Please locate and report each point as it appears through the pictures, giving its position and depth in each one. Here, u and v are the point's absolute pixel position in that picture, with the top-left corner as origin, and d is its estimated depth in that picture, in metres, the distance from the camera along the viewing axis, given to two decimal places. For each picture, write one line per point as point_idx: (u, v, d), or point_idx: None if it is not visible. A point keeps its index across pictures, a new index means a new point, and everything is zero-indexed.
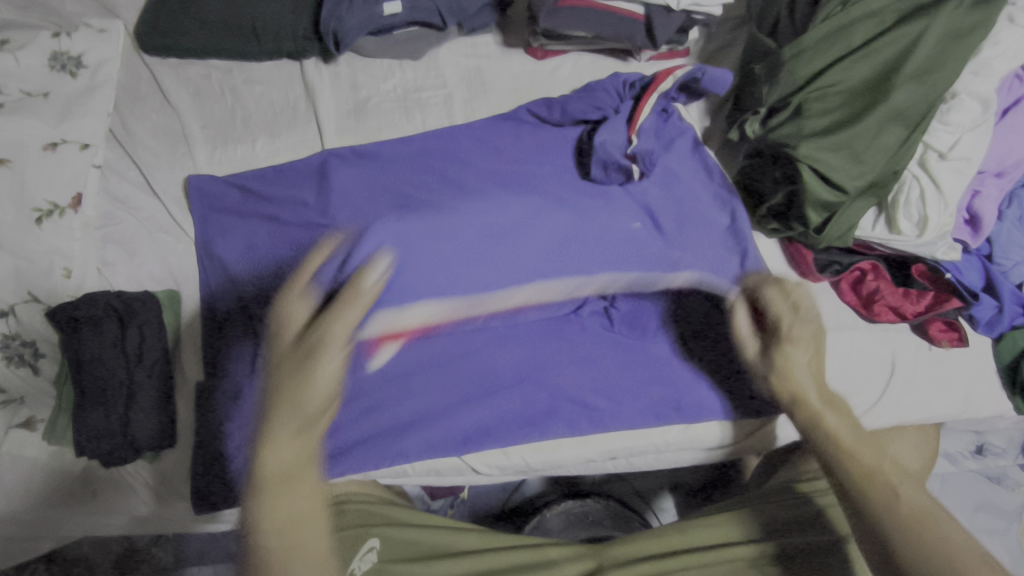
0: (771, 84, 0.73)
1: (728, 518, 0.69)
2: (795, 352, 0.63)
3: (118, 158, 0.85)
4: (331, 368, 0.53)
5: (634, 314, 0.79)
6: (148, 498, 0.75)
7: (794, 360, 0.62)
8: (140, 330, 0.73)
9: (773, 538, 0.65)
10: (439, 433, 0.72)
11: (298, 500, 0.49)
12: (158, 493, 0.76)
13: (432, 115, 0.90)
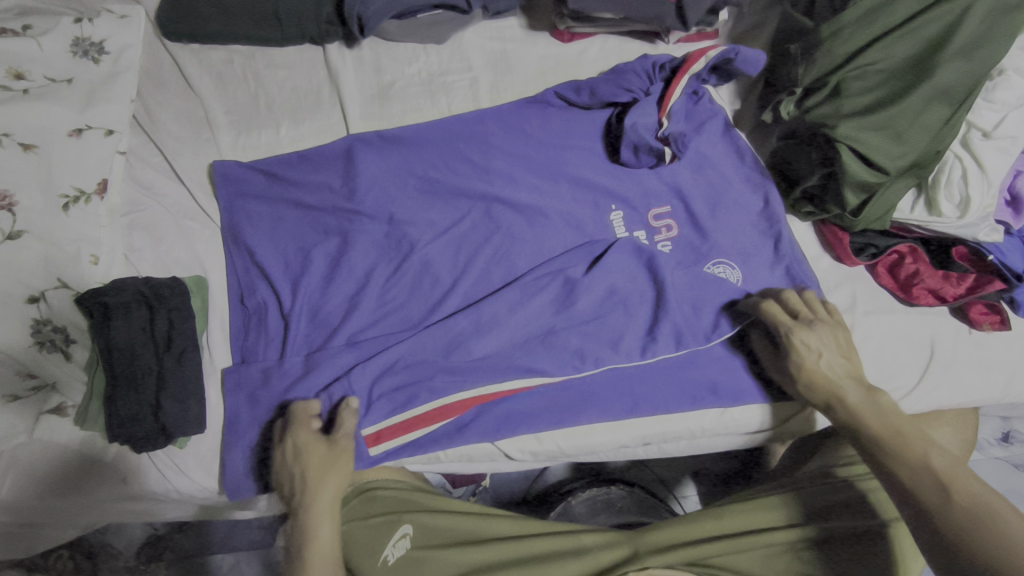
0: (806, 63, 0.71)
1: (762, 503, 0.70)
2: (813, 346, 0.65)
3: (143, 145, 0.84)
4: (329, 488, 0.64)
5: None
6: (170, 485, 0.75)
7: (812, 352, 0.65)
8: (169, 316, 0.73)
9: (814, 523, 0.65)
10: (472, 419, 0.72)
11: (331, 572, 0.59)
12: (180, 480, 0.75)
13: (458, 98, 0.89)
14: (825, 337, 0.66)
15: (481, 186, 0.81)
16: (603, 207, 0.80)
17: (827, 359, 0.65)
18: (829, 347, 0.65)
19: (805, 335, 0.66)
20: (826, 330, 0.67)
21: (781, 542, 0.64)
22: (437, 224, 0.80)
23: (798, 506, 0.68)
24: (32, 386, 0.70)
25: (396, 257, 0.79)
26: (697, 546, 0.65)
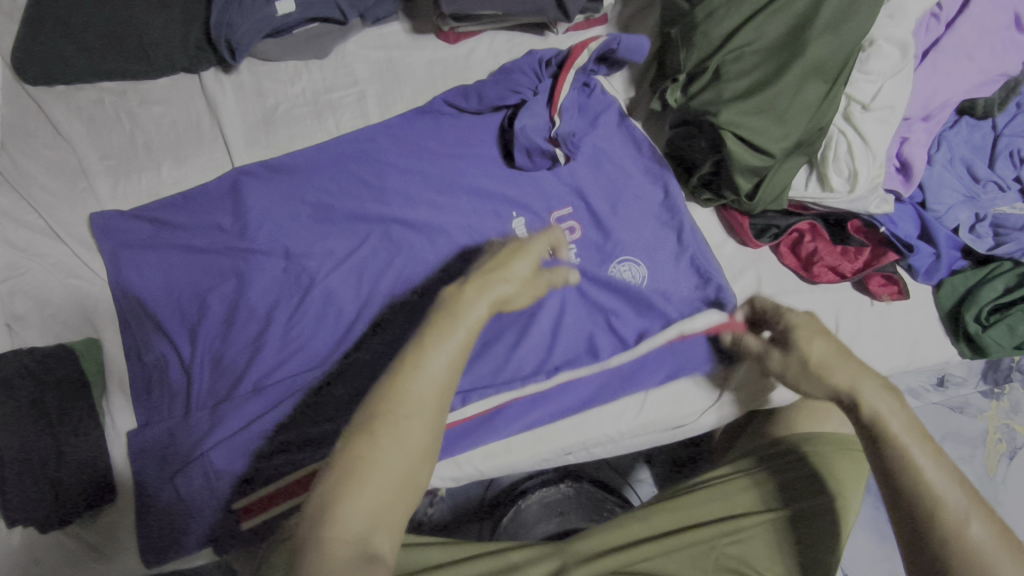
0: (687, 48, 0.69)
1: (706, 493, 0.70)
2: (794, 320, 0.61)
3: (14, 204, 0.76)
4: (478, 298, 0.47)
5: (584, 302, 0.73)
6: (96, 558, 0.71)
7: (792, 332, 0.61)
8: (59, 386, 0.70)
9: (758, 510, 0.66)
10: None
11: (435, 366, 0.43)
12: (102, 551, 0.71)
13: (345, 118, 0.85)
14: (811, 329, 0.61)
15: (377, 207, 0.78)
16: (505, 215, 0.78)
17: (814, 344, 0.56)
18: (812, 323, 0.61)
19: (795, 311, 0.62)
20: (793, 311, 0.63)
21: (702, 538, 0.64)
22: (336, 252, 0.77)
23: (721, 504, 0.68)
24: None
25: (298, 292, 0.76)
26: (624, 551, 0.64)
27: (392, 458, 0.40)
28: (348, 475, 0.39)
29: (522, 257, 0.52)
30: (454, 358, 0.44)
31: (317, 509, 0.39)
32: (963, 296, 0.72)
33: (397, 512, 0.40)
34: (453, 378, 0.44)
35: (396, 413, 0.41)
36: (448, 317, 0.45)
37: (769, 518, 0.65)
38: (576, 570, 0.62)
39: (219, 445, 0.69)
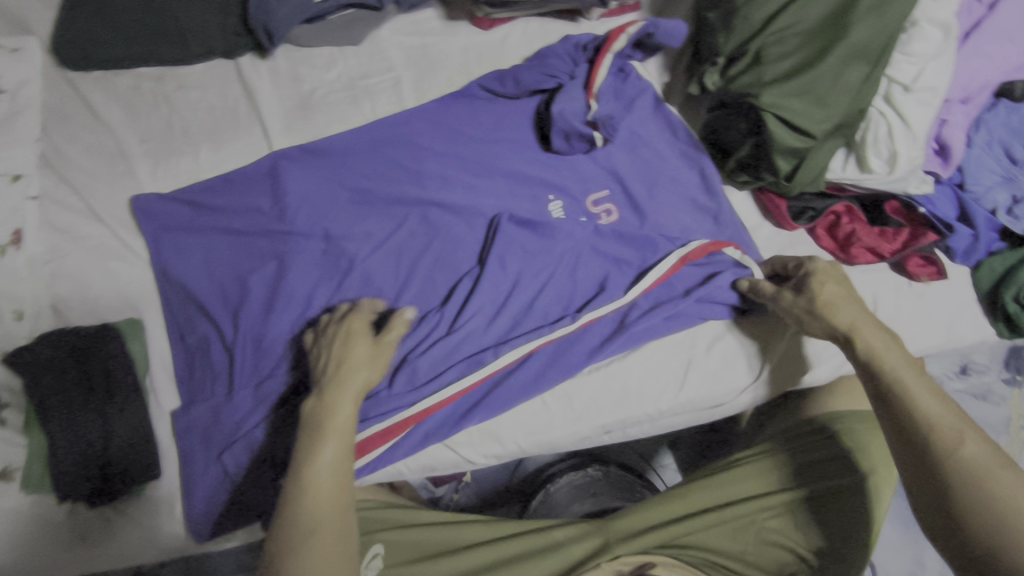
0: (726, 31, 0.71)
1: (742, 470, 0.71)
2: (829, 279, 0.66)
3: (55, 186, 0.79)
4: (358, 378, 0.60)
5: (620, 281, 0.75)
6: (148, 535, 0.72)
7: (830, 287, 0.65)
8: (105, 365, 0.70)
9: (795, 487, 0.67)
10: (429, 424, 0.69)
11: (334, 450, 0.55)
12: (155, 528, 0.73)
13: (382, 103, 0.85)
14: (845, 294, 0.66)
15: (415, 190, 0.79)
16: (542, 198, 0.78)
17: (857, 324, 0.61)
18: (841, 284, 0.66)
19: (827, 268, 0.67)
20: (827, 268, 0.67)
21: (742, 515, 0.66)
22: (374, 235, 0.78)
23: (757, 480, 0.69)
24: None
25: (337, 273, 0.77)
26: (664, 527, 0.66)
27: (308, 511, 0.51)
28: (286, 548, 0.50)
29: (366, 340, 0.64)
30: (328, 440, 0.55)
31: (275, 557, 0.50)
32: (1001, 277, 0.72)
33: (342, 555, 0.51)
34: (341, 456, 0.55)
35: (295, 494, 0.52)
36: (335, 399, 0.58)
37: (808, 493, 0.66)
38: (620, 548, 0.64)
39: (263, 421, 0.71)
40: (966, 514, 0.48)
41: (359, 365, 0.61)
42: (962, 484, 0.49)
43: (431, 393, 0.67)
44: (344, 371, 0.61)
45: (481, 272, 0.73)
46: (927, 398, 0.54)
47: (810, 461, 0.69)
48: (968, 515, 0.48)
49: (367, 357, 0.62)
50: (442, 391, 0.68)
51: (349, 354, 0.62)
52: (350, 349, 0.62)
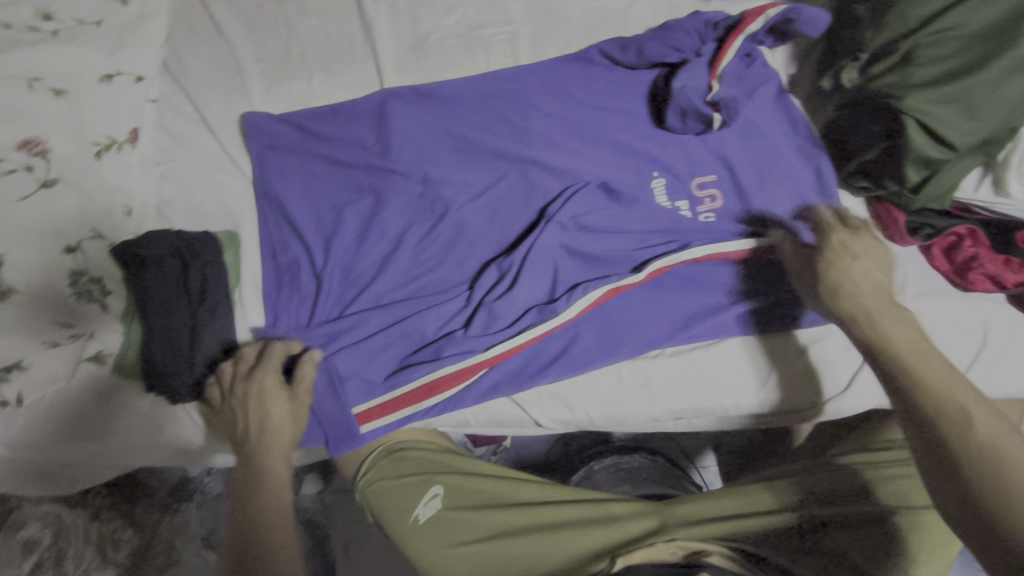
0: (875, 28, 0.68)
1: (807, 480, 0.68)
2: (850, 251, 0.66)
3: (173, 93, 0.83)
4: (271, 477, 0.62)
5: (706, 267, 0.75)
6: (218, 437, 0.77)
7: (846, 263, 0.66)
8: (203, 271, 0.72)
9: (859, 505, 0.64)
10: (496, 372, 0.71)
11: (269, 508, 0.59)
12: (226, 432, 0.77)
13: (497, 55, 0.85)
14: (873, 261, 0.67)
15: (519, 147, 0.78)
16: (644, 173, 0.77)
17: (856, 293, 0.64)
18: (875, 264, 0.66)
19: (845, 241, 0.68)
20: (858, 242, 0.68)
21: (791, 522, 0.61)
22: (472, 185, 0.78)
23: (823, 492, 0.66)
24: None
25: (431, 217, 0.77)
26: (715, 524, 0.63)
27: None
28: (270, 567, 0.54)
29: (281, 404, 0.66)
30: (268, 491, 0.61)
31: None
32: None
33: None
34: (280, 506, 0.60)
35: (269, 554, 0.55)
36: (256, 495, 0.60)
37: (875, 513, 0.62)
38: (676, 530, 0.62)
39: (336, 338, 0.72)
40: (979, 490, 0.46)
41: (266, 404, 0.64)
42: (980, 453, 0.48)
43: (503, 340, 0.71)
44: (264, 433, 0.64)
45: (571, 239, 0.75)
46: (939, 379, 0.54)
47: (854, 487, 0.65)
48: (993, 478, 0.46)
49: (289, 416, 0.66)
50: (516, 337, 0.71)
51: (270, 419, 0.64)
52: (266, 408, 0.65)
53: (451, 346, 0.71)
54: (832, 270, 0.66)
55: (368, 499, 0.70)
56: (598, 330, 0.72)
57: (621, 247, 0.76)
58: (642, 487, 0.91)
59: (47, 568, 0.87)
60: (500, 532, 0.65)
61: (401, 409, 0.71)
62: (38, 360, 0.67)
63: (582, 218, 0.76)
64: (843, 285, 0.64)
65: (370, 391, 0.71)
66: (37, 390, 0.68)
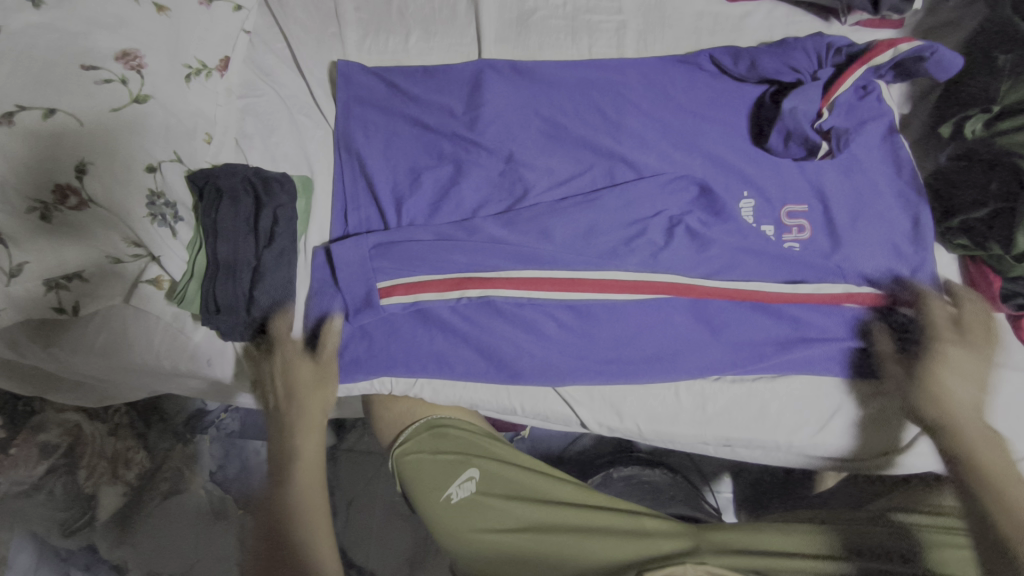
0: (1013, 82, 0.66)
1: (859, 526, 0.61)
2: (962, 372, 0.64)
3: (268, 27, 0.82)
4: (316, 403, 0.67)
5: (774, 267, 0.72)
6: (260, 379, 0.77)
7: (954, 377, 0.63)
8: (274, 212, 0.71)
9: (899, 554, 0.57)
10: (542, 356, 0.70)
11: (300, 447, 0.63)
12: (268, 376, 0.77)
13: (600, 43, 0.82)
14: (968, 367, 0.64)
15: (609, 142, 0.75)
16: (734, 189, 0.74)
17: (962, 392, 0.63)
18: (969, 375, 0.64)
19: (959, 357, 0.64)
20: (962, 354, 0.65)
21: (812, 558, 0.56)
22: (555, 172, 0.75)
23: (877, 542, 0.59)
24: (49, 283, 0.65)
25: (508, 196, 0.75)
26: (743, 552, 0.58)
27: (311, 495, 0.60)
28: (289, 518, 0.57)
29: (305, 369, 0.69)
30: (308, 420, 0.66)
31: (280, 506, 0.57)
32: None
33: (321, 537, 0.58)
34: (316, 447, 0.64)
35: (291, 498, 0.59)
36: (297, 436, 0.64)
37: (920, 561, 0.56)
38: (708, 556, 0.58)
39: (383, 248, 0.70)
40: None
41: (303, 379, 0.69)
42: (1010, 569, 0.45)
43: (548, 271, 0.70)
44: (301, 373, 0.69)
45: (646, 233, 0.72)
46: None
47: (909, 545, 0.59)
48: None
49: (313, 377, 0.69)
50: (559, 279, 0.69)
51: (324, 351, 0.70)
52: (301, 368, 0.69)
53: (487, 259, 0.70)
54: (926, 380, 0.64)
55: (401, 468, 0.70)
56: (652, 320, 0.71)
57: (687, 253, 0.72)
58: (672, 505, 0.87)
59: (59, 474, 0.92)
60: (528, 525, 0.63)
61: (423, 294, 0.69)
62: (99, 272, 0.66)
63: (660, 211, 0.73)
64: (943, 401, 0.63)
65: (397, 270, 0.69)
66: (93, 304, 0.68)
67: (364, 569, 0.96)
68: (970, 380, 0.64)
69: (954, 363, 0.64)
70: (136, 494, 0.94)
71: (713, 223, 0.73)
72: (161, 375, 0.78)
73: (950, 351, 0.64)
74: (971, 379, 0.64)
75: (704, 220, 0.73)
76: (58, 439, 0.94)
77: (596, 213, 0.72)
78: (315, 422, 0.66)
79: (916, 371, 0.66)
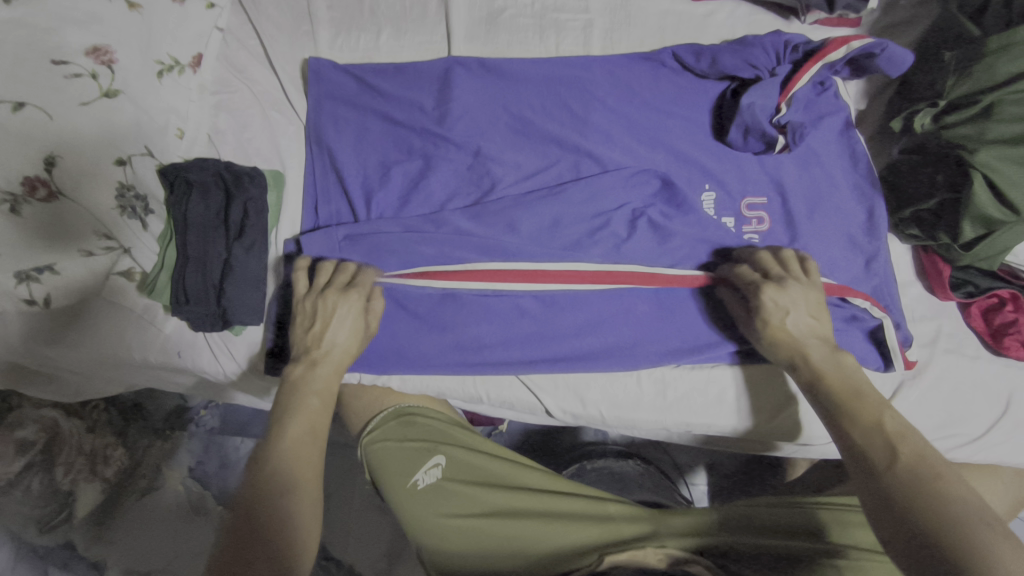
0: (959, 76, 0.67)
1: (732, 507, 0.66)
2: (782, 303, 0.64)
3: (240, 25, 0.83)
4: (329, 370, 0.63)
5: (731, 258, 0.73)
6: (231, 370, 0.79)
7: (778, 310, 0.64)
8: (245, 205, 0.72)
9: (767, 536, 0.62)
10: (503, 348, 0.72)
11: (299, 429, 0.57)
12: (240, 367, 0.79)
13: (567, 41, 0.84)
14: (795, 296, 0.65)
15: (575, 137, 0.77)
16: (696, 183, 0.76)
17: (792, 319, 0.64)
18: (798, 305, 0.64)
19: (774, 292, 0.65)
20: (796, 289, 0.65)
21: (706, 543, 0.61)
22: (522, 167, 0.77)
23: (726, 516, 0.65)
24: (20, 275, 0.64)
25: (476, 190, 0.77)
26: (697, 538, 0.61)
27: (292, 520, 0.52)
28: (289, 487, 0.53)
29: (346, 324, 0.64)
30: (309, 402, 0.60)
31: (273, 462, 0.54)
32: None
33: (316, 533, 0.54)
34: (309, 431, 0.58)
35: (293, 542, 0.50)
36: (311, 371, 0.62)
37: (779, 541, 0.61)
38: (667, 540, 0.60)
39: (353, 239, 0.71)
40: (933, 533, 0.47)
41: (335, 327, 0.64)
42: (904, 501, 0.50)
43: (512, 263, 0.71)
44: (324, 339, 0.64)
45: (609, 226, 0.74)
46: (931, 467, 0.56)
47: (797, 526, 0.64)
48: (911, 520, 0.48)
49: (350, 331, 0.65)
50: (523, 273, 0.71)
51: (332, 334, 0.64)
52: (332, 326, 0.64)
53: (451, 254, 0.72)
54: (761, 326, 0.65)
55: (369, 457, 0.70)
56: (615, 311, 0.72)
57: (648, 245, 0.74)
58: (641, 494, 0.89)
59: (37, 471, 0.88)
60: (493, 510, 0.64)
61: (392, 286, 0.71)
62: (70, 265, 0.66)
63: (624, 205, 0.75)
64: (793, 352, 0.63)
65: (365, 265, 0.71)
66: (65, 297, 0.68)
67: (344, 561, 0.97)
68: (802, 312, 0.65)
69: (777, 300, 0.65)
70: (117, 491, 0.96)
71: (675, 213, 0.75)
72: (136, 367, 0.80)
73: (785, 288, 0.65)
74: (799, 306, 0.64)
75: (668, 210, 0.75)
76: (34, 436, 0.88)
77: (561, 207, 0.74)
78: (326, 374, 0.63)
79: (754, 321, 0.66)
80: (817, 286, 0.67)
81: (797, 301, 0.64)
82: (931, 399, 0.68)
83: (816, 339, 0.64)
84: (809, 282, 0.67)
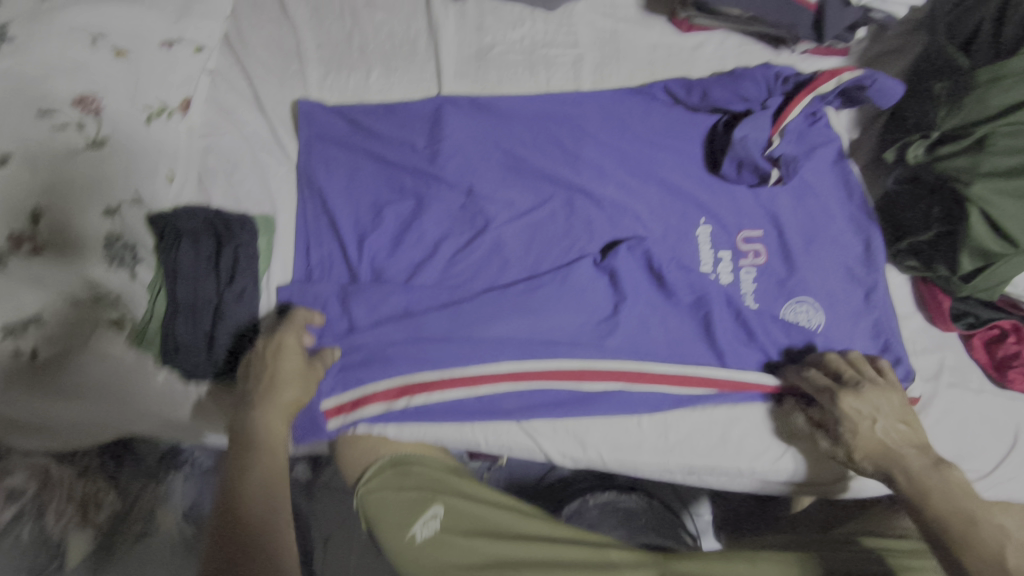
0: (950, 108, 0.67)
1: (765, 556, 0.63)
2: (865, 411, 0.61)
3: (229, 66, 0.83)
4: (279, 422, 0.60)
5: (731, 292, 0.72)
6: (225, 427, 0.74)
7: (864, 418, 0.61)
8: (236, 251, 0.70)
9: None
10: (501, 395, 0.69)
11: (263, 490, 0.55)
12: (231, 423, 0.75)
13: (558, 76, 0.84)
14: (874, 400, 0.62)
15: (568, 172, 0.77)
16: (690, 217, 0.76)
17: (880, 426, 0.61)
18: (883, 413, 0.61)
19: (854, 400, 0.62)
20: (876, 393, 0.62)
21: None
22: (515, 205, 0.76)
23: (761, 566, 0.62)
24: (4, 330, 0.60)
25: (469, 230, 0.76)
26: None
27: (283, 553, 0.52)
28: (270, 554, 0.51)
29: (291, 362, 0.63)
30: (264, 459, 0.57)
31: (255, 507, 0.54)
32: None
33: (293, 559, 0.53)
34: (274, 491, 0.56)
35: (280, 542, 0.53)
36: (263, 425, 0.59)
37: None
38: None
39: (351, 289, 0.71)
40: None
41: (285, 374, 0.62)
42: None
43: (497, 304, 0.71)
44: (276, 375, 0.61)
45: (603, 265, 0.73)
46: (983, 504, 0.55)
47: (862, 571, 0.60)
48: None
49: (300, 376, 0.63)
50: (515, 315, 0.70)
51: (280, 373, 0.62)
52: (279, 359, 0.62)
53: (440, 295, 0.72)
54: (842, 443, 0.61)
55: (365, 508, 0.69)
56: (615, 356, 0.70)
57: (640, 282, 0.73)
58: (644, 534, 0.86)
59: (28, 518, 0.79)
60: (491, 562, 0.62)
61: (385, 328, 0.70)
62: (57, 317, 0.63)
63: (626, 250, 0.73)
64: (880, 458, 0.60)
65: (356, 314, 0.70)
66: (53, 349, 0.64)
67: None
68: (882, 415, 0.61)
69: (857, 412, 0.61)
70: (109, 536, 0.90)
71: (675, 242, 0.75)
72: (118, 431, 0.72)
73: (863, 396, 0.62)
74: (885, 416, 0.61)
75: (665, 241, 0.75)
76: (23, 484, 0.77)
77: (548, 298, 0.71)
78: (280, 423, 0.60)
79: (836, 432, 0.62)
80: (893, 388, 0.64)
81: (876, 403, 0.62)
82: (940, 435, 0.67)
83: (912, 449, 0.60)
84: (887, 384, 0.64)
